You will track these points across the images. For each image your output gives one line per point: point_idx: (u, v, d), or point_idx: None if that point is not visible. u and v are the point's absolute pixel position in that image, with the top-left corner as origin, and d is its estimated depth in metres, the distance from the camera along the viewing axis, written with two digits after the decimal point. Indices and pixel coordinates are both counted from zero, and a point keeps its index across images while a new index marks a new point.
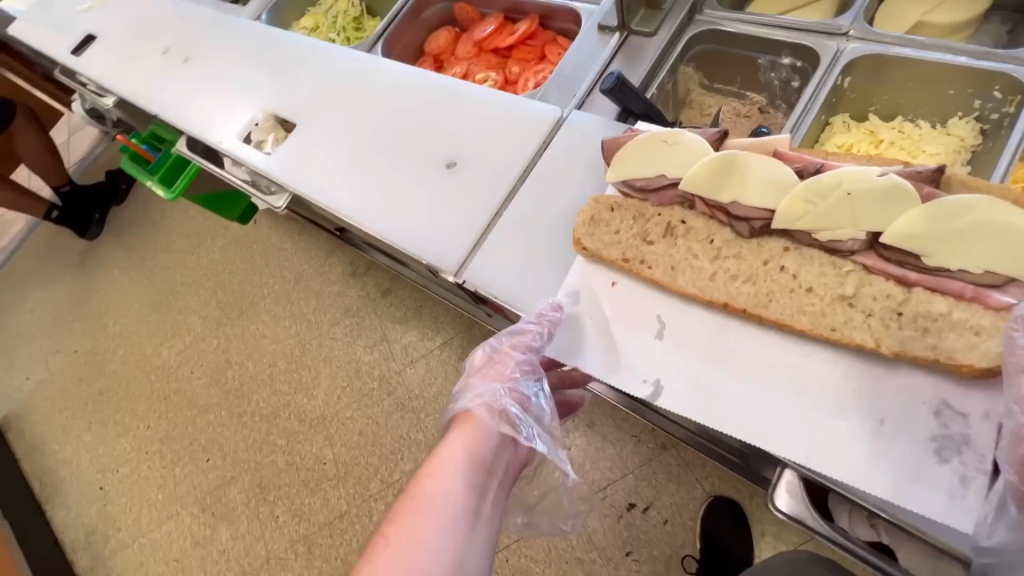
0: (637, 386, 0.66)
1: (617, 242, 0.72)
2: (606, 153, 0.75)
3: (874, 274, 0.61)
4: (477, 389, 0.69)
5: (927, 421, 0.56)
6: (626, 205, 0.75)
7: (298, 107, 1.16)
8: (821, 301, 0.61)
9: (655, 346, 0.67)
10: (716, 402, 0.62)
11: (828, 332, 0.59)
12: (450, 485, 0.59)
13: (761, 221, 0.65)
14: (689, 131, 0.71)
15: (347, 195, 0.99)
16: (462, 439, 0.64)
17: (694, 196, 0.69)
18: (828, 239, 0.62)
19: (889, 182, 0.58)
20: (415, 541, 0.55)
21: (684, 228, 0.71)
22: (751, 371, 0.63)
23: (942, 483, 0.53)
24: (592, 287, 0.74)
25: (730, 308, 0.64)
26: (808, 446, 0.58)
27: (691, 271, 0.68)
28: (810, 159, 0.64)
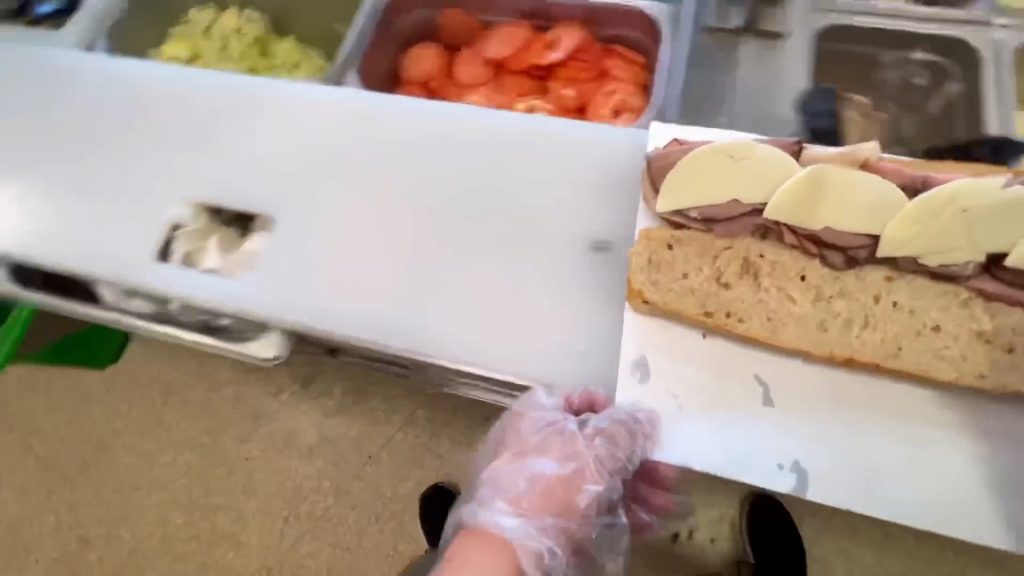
0: (775, 478, 0.49)
1: (690, 290, 0.56)
2: (652, 175, 0.58)
3: (993, 300, 0.53)
4: (520, 498, 0.54)
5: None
6: (687, 238, 0.58)
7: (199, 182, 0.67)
8: (955, 342, 0.52)
9: (776, 419, 0.51)
10: (882, 481, 0.49)
11: (980, 380, 0.50)
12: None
13: (863, 249, 0.54)
14: (760, 143, 0.56)
15: (375, 327, 0.58)
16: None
17: (776, 224, 0.56)
18: (942, 265, 0.53)
19: (1013, 197, 0.50)
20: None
21: (767, 264, 0.57)
22: (898, 435, 0.50)
23: None
24: (670, 346, 0.55)
25: (855, 363, 0.52)
26: (1002, 516, 0.47)
27: (795, 319, 0.54)
28: (912, 172, 0.54)
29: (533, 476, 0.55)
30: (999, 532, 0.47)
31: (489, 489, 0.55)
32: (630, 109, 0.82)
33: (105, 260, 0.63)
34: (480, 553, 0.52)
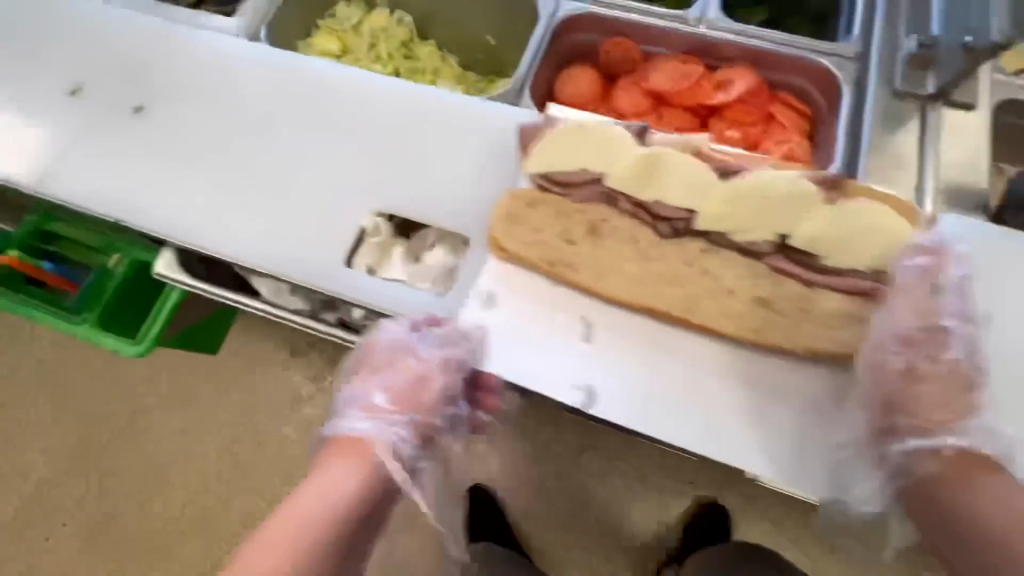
0: (568, 393, 0.61)
1: (538, 242, 0.66)
2: (526, 143, 0.70)
3: (782, 275, 0.62)
4: (376, 407, 0.62)
5: (843, 412, 0.58)
6: (545, 200, 0.68)
7: (244, 159, 0.80)
8: (742, 304, 0.62)
9: (586, 351, 0.63)
10: (655, 407, 0.60)
11: (752, 335, 0.60)
12: (306, 560, 0.52)
13: (683, 221, 0.65)
14: (614, 125, 0.68)
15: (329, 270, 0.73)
16: (338, 484, 0.56)
17: (617, 193, 0.67)
18: (745, 241, 0.63)
19: (799, 186, 0.62)
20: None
21: (607, 228, 0.67)
22: (677, 374, 0.61)
23: (858, 471, 0.57)
24: (513, 287, 0.67)
25: (657, 313, 0.63)
26: (745, 442, 0.58)
27: (617, 274, 0.65)
28: (731, 160, 0.65)
29: (385, 387, 0.63)
30: (748, 458, 0.58)
31: (347, 405, 0.63)
32: (797, 158, 0.89)
33: (139, 215, 0.78)
34: (339, 462, 0.58)
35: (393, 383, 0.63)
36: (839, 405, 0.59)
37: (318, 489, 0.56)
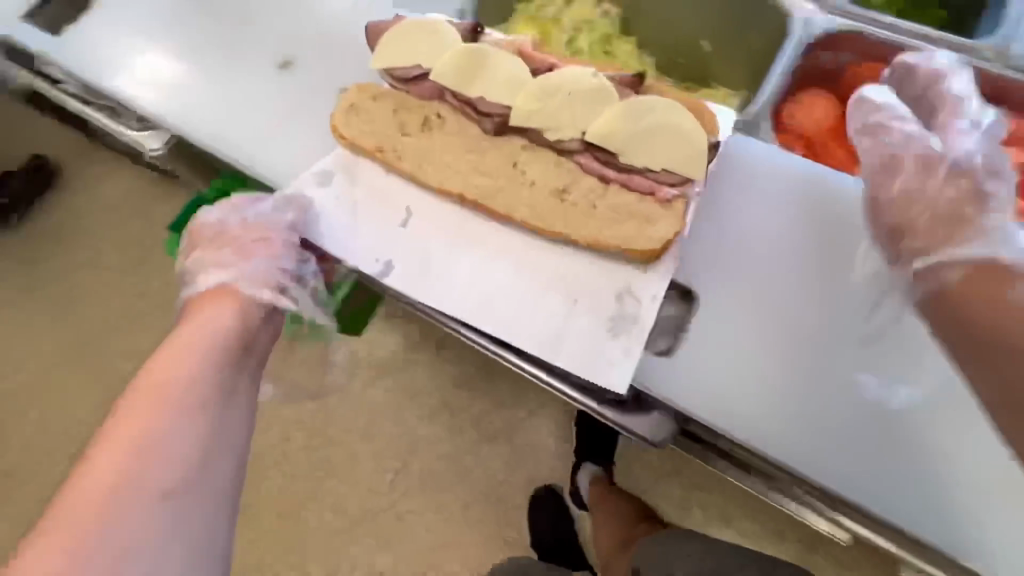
0: (370, 265, 0.70)
1: (374, 132, 0.76)
2: (370, 38, 0.78)
3: (585, 171, 0.74)
4: (230, 264, 0.67)
5: (611, 302, 0.66)
6: (390, 95, 0.78)
7: (209, 52, 0.86)
8: (540, 195, 0.72)
9: (398, 236, 0.71)
10: (438, 283, 0.69)
11: (539, 222, 0.70)
12: (196, 372, 0.60)
13: (501, 117, 0.74)
14: (446, 24, 0.76)
15: (265, 153, 0.78)
16: (214, 321, 0.63)
17: (445, 88, 0.76)
18: (554, 138, 0.73)
19: (598, 84, 0.71)
20: (150, 430, 0.55)
21: (440, 122, 0.77)
22: (471, 259, 0.70)
23: (613, 352, 0.63)
24: (349, 177, 0.76)
25: (465, 200, 0.72)
26: (514, 318, 0.66)
27: (436, 166, 0.74)
28: (544, 60, 0.74)
29: (216, 258, 0.68)
30: (523, 336, 0.65)
31: (190, 284, 0.68)
32: None
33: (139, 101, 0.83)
34: (212, 307, 0.64)
35: (224, 252, 0.68)
36: (610, 296, 0.67)
37: (198, 327, 0.63)
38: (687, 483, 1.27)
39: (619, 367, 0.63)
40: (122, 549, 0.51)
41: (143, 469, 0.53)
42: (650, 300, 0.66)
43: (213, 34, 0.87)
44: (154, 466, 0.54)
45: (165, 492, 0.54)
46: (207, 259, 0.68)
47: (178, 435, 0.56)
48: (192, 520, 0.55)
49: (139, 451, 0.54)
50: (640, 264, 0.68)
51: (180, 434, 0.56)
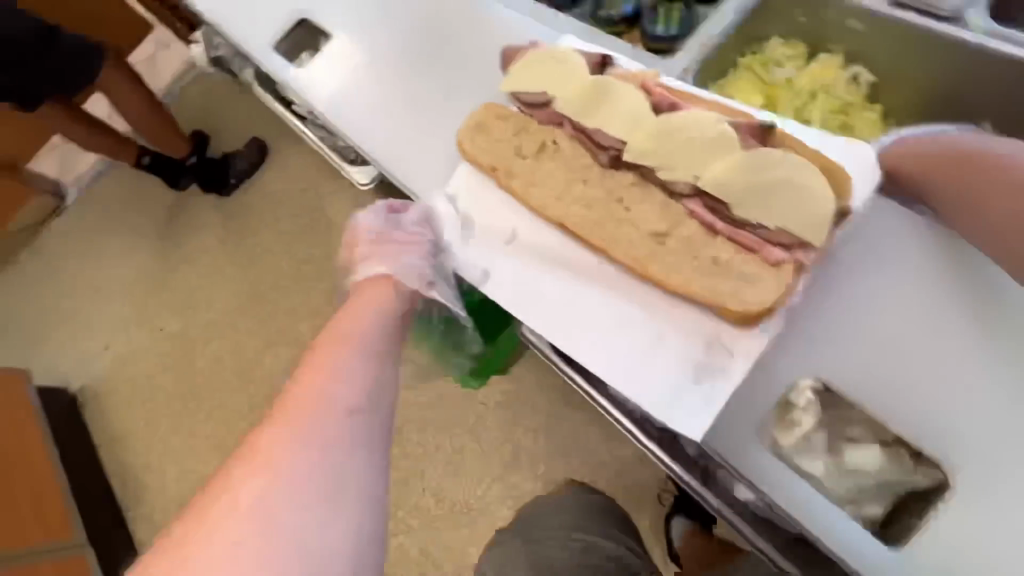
0: (471, 271, 0.77)
1: (493, 149, 0.80)
2: (505, 61, 0.81)
3: (693, 217, 0.71)
4: (386, 258, 0.74)
5: (699, 348, 0.65)
6: (513, 116, 0.81)
7: (378, 57, 1.01)
8: (637, 235, 0.71)
9: (501, 247, 0.77)
10: (530, 295, 0.73)
11: (633, 260, 0.70)
12: (362, 326, 0.67)
13: (614, 152, 0.74)
14: (575, 53, 0.78)
15: (400, 159, 0.93)
16: (378, 301, 0.70)
17: (565, 116, 0.77)
18: (666, 179, 0.71)
19: (722, 131, 0.67)
20: (334, 367, 0.63)
21: (554, 148, 0.79)
22: (567, 278, 0.73)
23: (687, 405, 0.63)
24: (465, 183, 0.83)
25: (564, 226, 0.75)
26: (597, 352, 0.68)
27: (544, 187, 0.77)
28: (667, 96, 0.71)
29: (372, 250, 0.75)
30: (602, 364, 0.67)
31: (353, 276, 0.76)
32: None
33: (322, 98, 1.03)
34: (372, 295, 0.71)
35: (375, 240, 0.76)
36: (697, 343, 0.65)
37: (367, 298, 0.71)
38: None
39: (693, 421, 0.62)
40: (332, 446, 0.58)
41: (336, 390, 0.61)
42: (741, 358, 0.63)
43: (394, 52, 0.99)
44: (335, 391, 0.61)
45: (351, 410, 0.61)
46: (366, 251, 0.75)
47: (358, 372, 0.63)
48: (371, 439, 0.61)
49: (319, 376, 0.62)
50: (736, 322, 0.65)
51: (362, 370, 0.64)
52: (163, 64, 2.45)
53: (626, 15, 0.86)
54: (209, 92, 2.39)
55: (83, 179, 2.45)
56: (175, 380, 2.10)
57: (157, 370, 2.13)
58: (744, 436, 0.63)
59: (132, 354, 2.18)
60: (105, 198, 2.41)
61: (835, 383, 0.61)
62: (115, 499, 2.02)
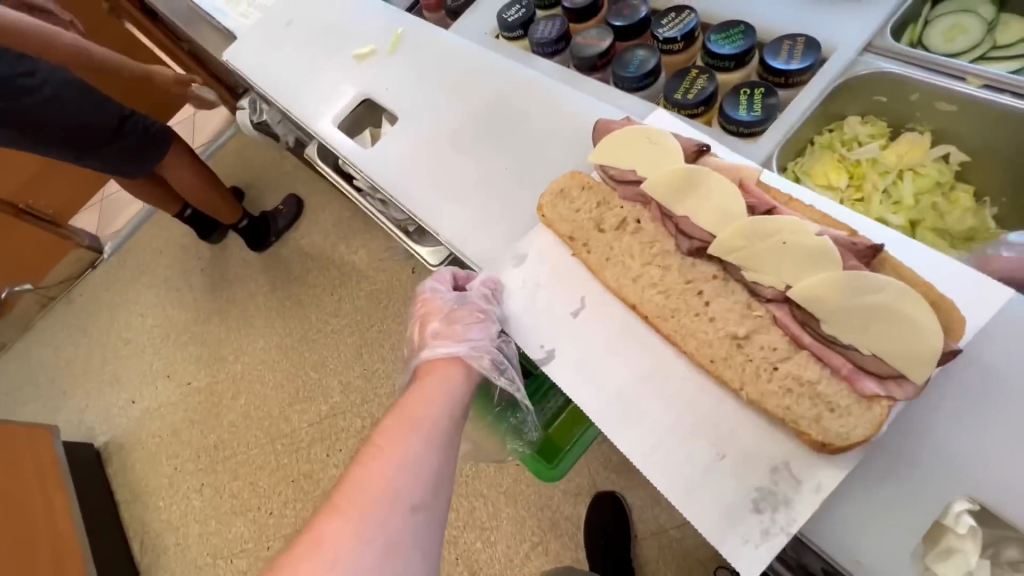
0: (534, 347, 0.71)
1: (572, 218, 0.76)
2: (597, 133, 0.79)
3: (777, 325, 0.61)
4: (452, 337, 0.71)
5: (763, 472, 0.56)
6: (597, 189, 0.78)
7: (444, 136, 1.02)
8: (713, 333, 0.63)
9: (566, 322, 0.71)
10: (587, 384, 0.66)
11: (706, 362, 0.61)
12: (427, 411, 0.64)
13: (699, 243, 0.67)
14: (674, 137, 0.73)
15: (466, 237, 0.89)
16: (446, 388, 0.67)
17: (653, 199, 0.72)
18: (752, 280, 0.63)
19: (819, 243, 0.58)
20: (399, 455, 0.59)
21: (635, 227, 0.74)
22: (627, 369, 0.65)
23: (745, 529, 0.55)
24: (537, 253, 0.78)
25: (638, 311, 0.68)
26: (648, 452, 0.60)
27: (620, 267, 0.71)
28: (766, 199, 0.64)
29: (439, 326, 0.72)
30: (655, 472, 0.59)
31: (418, 354, 0.74)
32: None
33: (385, 172, 1.03)
34: (437, 376, 0.68)
35: (443, 316, 0.73)
36: (761, 467, 0.56)
37: (433, 382, 0.68)
38: None
39: (753, 553, 0.54)
40: (393, 546, 0.54)
41: (399, 481, 0.58)
42: (811, 489, 0.54)
43: (462, 132, 1.01)
44: (402, 478, 0.58)
45: (413, 505, 0.57)
46: (433, 326, 0.73)
47: (423, 463, 0.60)
48: (429, 540, 0.57)
49: (383, 463, 0.59)
50: (809, 448, 0.56)
51: (428, 461, 0.60)
52: (206, 128, 2.58)
53: (703, 99, 0.85)
54: (250, 150, 2.48)
55: (123, 232, 2.53)
56: (200, 436, 2.05)
57: (182, 425, 2.09)
58: (892, 568, 0.51)
59: (159, 407, 2.15)
60: (142, 250, 2.46)
61: (996, 502, 0.50)
62: (132, 561, 1.93)
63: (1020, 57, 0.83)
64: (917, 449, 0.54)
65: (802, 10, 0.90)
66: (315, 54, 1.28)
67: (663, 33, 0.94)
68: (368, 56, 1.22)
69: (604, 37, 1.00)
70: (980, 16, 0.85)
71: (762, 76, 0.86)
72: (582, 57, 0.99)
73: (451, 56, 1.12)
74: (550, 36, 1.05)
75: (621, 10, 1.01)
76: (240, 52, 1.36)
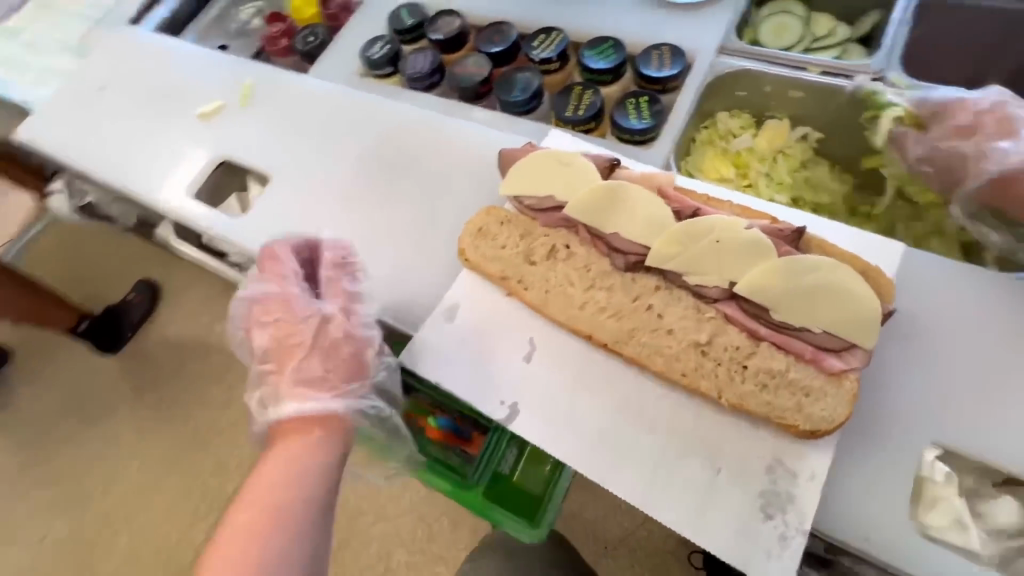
0: (494, 408, 0.65)
1: (499, 257, 0.71)
2: (503, 166, 0.74)
3: (731, 322, 0.61)
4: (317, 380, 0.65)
5: (760, 476, 0.56)
6: (516, 221, 0.73)
7: (329, 191, 0.91)
8: (676, 345, 0.61)
9: (522, 370, 0.66)
10: (566, 432, 0.62)
11: (679, 377, 0.59)
12: (291, 494, 0.61)
13: (635, 256, 0.65)
14: (583, 154, 0.71)
15: (383, 298, 0.78)
16: (302, 462, 0.62)
17: (578, 221, 0.69)
18: (695, 283, 0.62)
19: (752, 236, 0.59)
20: (254, 554, 0.57)
21: (566, 253, 0.69)
22: (601, 407, 0.63)
23: (765, 541, 0.53)
24: (471, 303, 0.72)
25: (594, 340, 0.64)
26: (647, 486, 0.58)
27: (564, 297, 0.67)
28: (689, 202, 0.64)
29: (300, 359, 0.66)
30: (662, 508, 0.56)
31: (273, 396, 0.66)
32: None
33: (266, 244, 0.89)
34: (292, 443, 0.63)
35: (318, 372, 0.66)
36: (758, 470, 0.56)
37: (290, 453, 0.63)
38: None
39: (781, 565, 0.52)
40: None
41: None
42: (809, 479, 0.55)
43: (350, 183, 0.90)
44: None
45: None
46: (291, 366, 0.66)
47: (288, 554, 0.58)
48: None
49: (241, 560, 0.57)
50: (795, 439, 0.57)
51: (293, 550, 0.59)
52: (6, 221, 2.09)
53: (593, 113, 0.86)
54: (74, 238, 2.06)
55: None
56: None
57: None
58: (898, 536, 0.52)
59: None
60: None
61: (959, 446, 0.54)
62: None
63: (834, 46, 0.96)
64: (881, 411, 0.57)
65: (658, 22, 0.95)
66: (145, 119, 1.08)
67: (537, 55, 0.94)
68: (214, 114, 1.05)
69: (483, 64, 0.97)
70: (798, 16, 0.98)
71: (640, 85, 0.89)
72: (463, 87, 0.96)
73: (318, 103, 1.01)
74: (424, 70, 1.00)
75: (490, 36, 0.99)
76: (40, 129, 1.10)
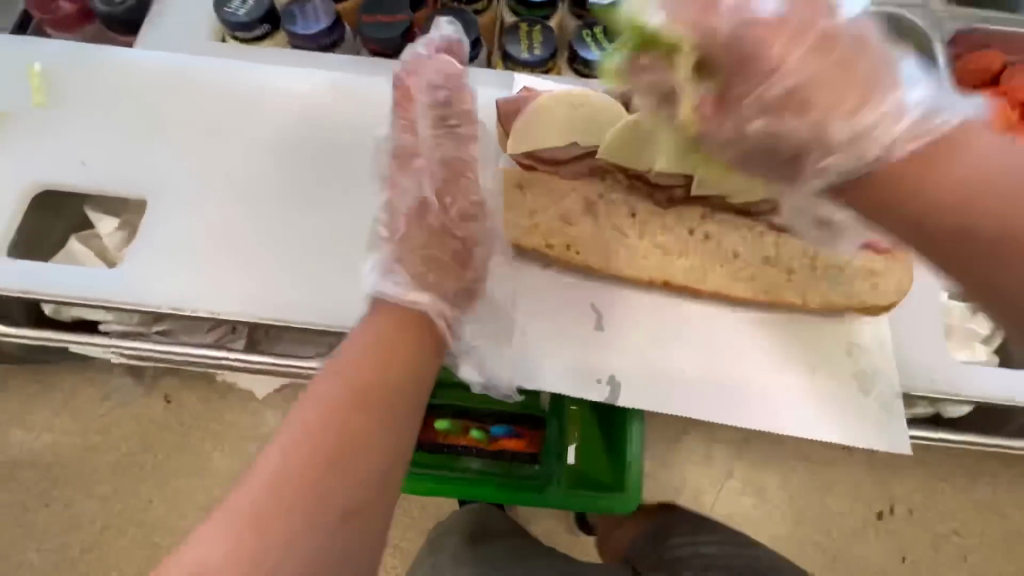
0: (593, 388, 0.58)
1: (535, 227, 0.62)
2: (502, 122, 0.64)
3: (781, 233, 0.63)
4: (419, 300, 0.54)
5: (845, 361, 0.61)
6: (535, 181, 0.64)
7: (250, 202, 0.69)
8: (749, 266, 0.62)
9: (602, 340, 0.60)
10: (674, 385, 0.58)
11: (764, 296, 0.61)
12: (382, 376, 0.46)
13: (681, 189, 0.62)
14: (595, 91, 0.62)
15: None
16: (396, 350, 0.49)
17: (612, 166, 0.62)
18: (742, 203, 0.62)
19: None
20: (330, 430, 0.43)
21: (604, 204, 0.64)
22: (698, 349, 0.60)
23: (872, 413, 0.59)
24: (519, 286, 0.62)
25: (670, 286, 0.62)
26: (765, 405, 0.59)
27: (623, 251, 0.62)
28: None
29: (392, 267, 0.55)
30: (784, 419, 0.58)
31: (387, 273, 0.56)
32: None
33: (176, 293, 0.65)
34: (386, 328, 0.51)
35: (416, 277, 0.55)
36: (841, 356, 0.61)
37: (385, 336, 0.50)
38: (756, 462, 1.09)
39: (890, 429, 0.58)
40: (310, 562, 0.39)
41: (328, 475, 0.41)
42: (881, 348, 0.61)
43: (280, 182, 0.70)
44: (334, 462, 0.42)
45: (347, 509, 0.41)
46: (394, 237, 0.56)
47: (378, 442, 0.44)
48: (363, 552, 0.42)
49: (320, 434, 0.42)
50: (866, 317, 0.62)
51: (381, 439, 0.44)
52: None
53: (550, 51, 0.77)
54: None
55: None
56: None
57: None
58: (948, 369, 0.62)
59: None
60: None
61: None
62: None
63: None
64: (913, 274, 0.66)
65: None
66: None
67: None
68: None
69: (399, 8, 0.77)
70: None
71: (581, 15, 0.82)
72: (387, 39, 0.76)
73: (174, 84, 0.73)
74: (320, 22, 0.76)
75: None
76: None
